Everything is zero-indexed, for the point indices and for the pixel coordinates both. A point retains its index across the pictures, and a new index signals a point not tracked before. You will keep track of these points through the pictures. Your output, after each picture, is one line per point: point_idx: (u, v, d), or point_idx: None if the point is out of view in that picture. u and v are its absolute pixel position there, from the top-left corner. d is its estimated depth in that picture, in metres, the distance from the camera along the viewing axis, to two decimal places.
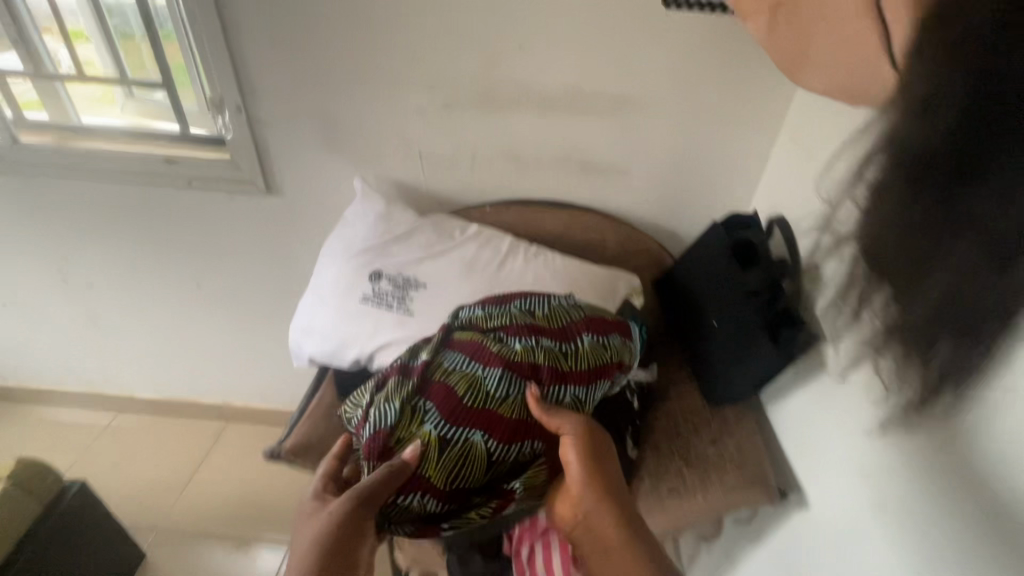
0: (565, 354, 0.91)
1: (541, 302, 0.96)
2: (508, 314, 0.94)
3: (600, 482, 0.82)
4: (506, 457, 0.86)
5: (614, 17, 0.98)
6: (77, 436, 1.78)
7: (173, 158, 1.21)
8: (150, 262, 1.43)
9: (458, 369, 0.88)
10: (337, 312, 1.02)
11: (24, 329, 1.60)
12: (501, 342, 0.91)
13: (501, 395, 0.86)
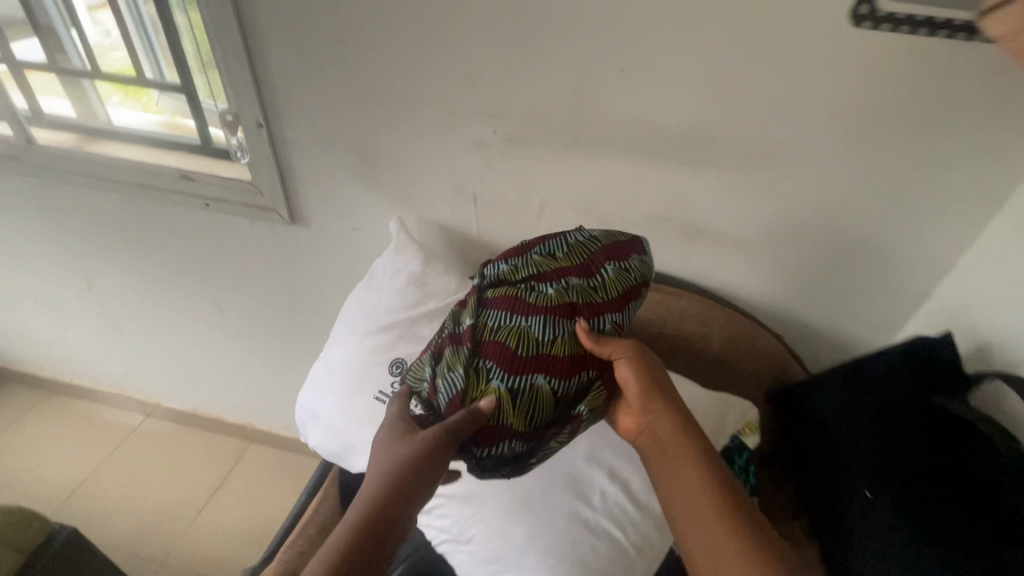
0: (600, 287, 0.66)
1: (555, 241, 0.70)
2: (528, 262, 0.68)
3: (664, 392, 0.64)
4: (574, 395, 0.62)
5: (767, 38, 0.67)
6: (100, 434, 1.70)
7: (189, 174, 1.03)
8: (171, 278, 1.28)
9: (497, 328, 0.62)
10: (346, 407, 0.82)
11: (53, 326, 1.53)
12: (532, 289, 0.65)
13: (553, 337, 0.61)
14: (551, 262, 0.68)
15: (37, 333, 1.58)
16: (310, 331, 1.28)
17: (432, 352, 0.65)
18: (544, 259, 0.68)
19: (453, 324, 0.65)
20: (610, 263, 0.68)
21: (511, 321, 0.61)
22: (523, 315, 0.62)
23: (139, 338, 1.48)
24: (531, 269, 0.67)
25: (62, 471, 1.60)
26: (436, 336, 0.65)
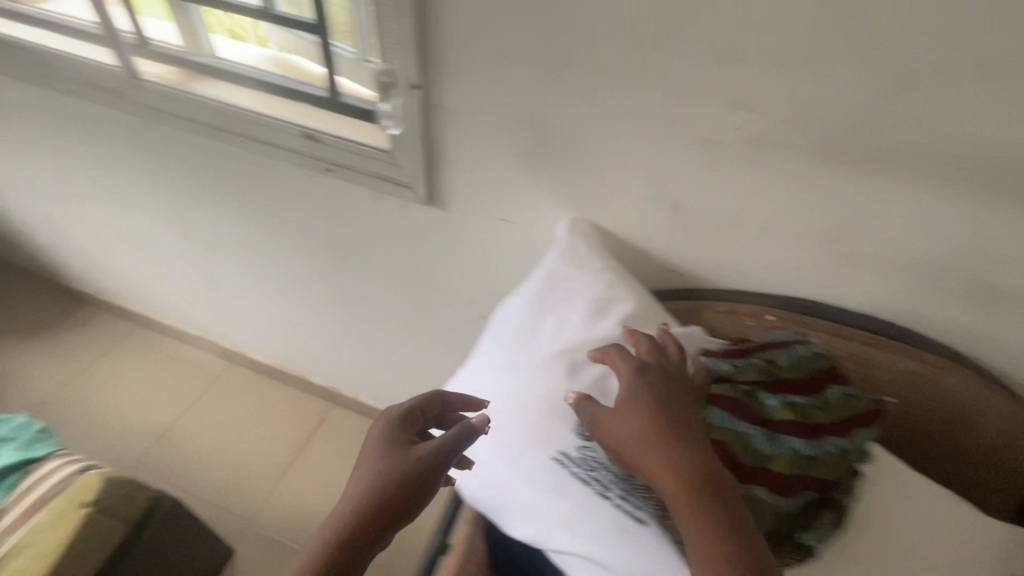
0: (838, 407, 0.55)
1: (777, 348, 0.59)
2: (747, 361, 0.57)
3: (641, 393, 0.53)
4: (800, 518, 0.52)
5: None
6: (186, 379, 1.67)
7: (313, 134, 0.86)
8: (272, 240, 1.14)
9: (720, 432, 0.53)
10: (514, 466, 0.65)
11: (148, 267, 1.47)
12: (753, 395, 0.55)
13: (780, 454, 0.52)
14: (774, 367, 0.57)
15: (133, 271, 1.52)
16: (417, 324, 1.11)
17: None
18: (764, 362, 0.58)
19: None
20: (830, 389, 0.56)
21: (734, 424, 0.53)
22: (749, 422, 0.53)
23: (231, 293, 1.38)
24: (753, 372, 0.57)
25: (152, 411, 1.59)
26: None
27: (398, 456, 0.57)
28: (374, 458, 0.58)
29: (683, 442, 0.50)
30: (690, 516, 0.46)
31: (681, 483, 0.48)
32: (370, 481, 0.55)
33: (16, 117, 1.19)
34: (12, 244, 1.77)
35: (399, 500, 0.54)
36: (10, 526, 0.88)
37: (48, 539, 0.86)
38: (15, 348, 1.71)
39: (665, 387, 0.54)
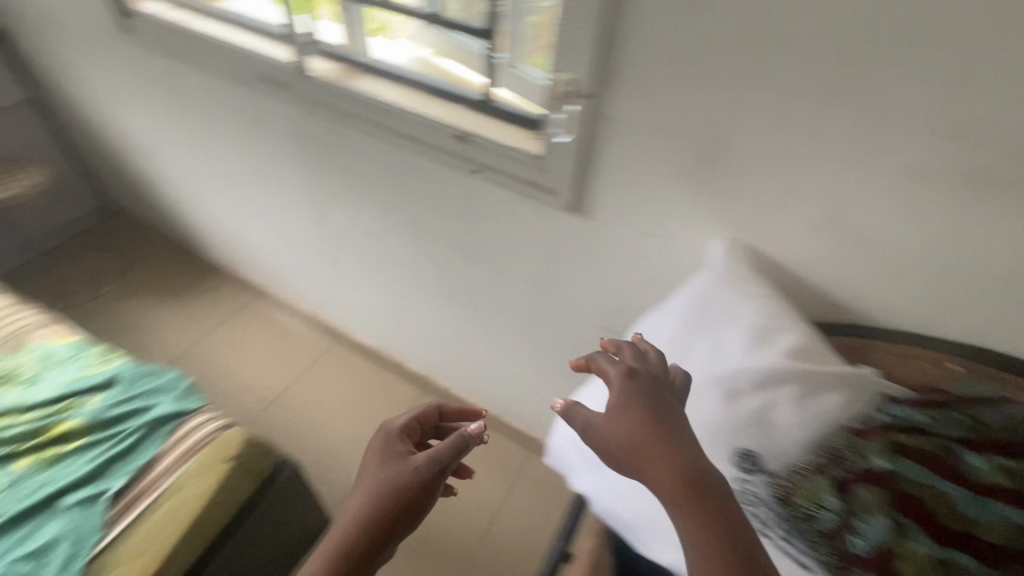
0: None
1: (980, 405, 0.55)
2: (943, 414, 0.55)
3: (637, 399, 0.54)
4: None
5: None
6: (296, 352, 1.79)
7: (467, 136, 0.90)
8: (401, 232, 1.20)
9: (914, 485, 0.51)
10: None
11: (278, 246, 1.60)
12: (951, 450, 0.53)
13: (992, 522, 0.48)
14: (978, 425, 0.53)
15: (264, 247, 1.66)
16: (533, 324, 1.14)
17: (831, 479, 0.55)
18: (966, 419, 0.54)
19: (851, 456, 0.55)
20: None
21: (932, 480, 0.51)
22: (950, 480, 0.51)
23: (351, 277, 1.47)
24: (950, 426, 0.54)
25: (265, 378, 1.73)
26: (832, 465, 0.56)
27: (397, 463, 0.68)
28: (378, 469, 0.68)
29: (683, 446, 0.51)
30: (694, 522, 0.47)
31: (686, 490, 0.49)
32: (376, 488, 0.65)
33: (189, 103, 1.32)
34: (162, 213, 1.98)
35: (404, 502, 0.65)
36: (165, 469, 0.98)
37: (198, 486, 0.96)
38: (157, 306, 1.92)
39: (658, 393, 0.55)
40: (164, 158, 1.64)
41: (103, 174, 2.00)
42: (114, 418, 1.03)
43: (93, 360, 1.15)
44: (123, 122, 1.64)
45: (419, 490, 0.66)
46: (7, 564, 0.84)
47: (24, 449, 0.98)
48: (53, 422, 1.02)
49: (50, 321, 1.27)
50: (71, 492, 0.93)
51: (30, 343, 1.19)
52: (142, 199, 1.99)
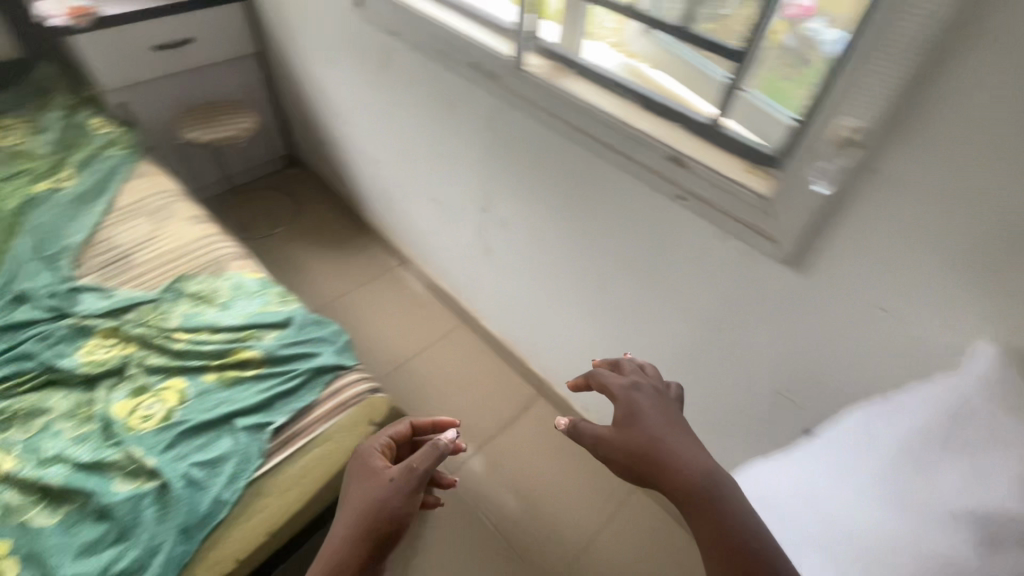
0: None
1: None
2: None
3: (642, 403, 0.72)
4: None
5: None
6: (427, 323, 1.89)
7: (682, 159, 0.84)
8: (569, 237, 1.19)
9: None
10: None
11: (437, 224, 1.68)
12: None
13: None
14: None
15: (422, 221, 1.75)
16: (690, 361, 1.08)
17: None
18: None
19: None
20: None
21: None
22: None
23: (502, 267, 1.51)
24: None
25: (397, 341, 1.83)
26: None
27: (377, 477, 0.79)
28: (357, 487, 0.79)
29: (687, 447, 0.66)
30: (688, 496, 0.62)
31: (688, 494, 0.62)
32: (359, 504, 0.76)
33: (394, 77, 1.40)
34: (337, 170, 2.17)
35: (384, 513, 0.75)
36: (319, 417, 1.05)
37: (343, 443, 1.03)
38: (317, 252, 2.11)
39: (659, 399, 0.73)
40: (354, 122, 1.78)
41: (296, 126, 2.23)
42: (284, 357, 1.13)
43: (274, 298, 1.27)
44: (327, 84, 1.79)
45: (395, 497, 0.76)
46: (187, 466, 0.96)
47: (213, 366, 1.11)
48: (237, 348, 1.14)
49: (241, 255, 1.40)
50: (243, 416, 1.03)
51: (228, 271, 1.34)
52: (323, 154, 2.18)
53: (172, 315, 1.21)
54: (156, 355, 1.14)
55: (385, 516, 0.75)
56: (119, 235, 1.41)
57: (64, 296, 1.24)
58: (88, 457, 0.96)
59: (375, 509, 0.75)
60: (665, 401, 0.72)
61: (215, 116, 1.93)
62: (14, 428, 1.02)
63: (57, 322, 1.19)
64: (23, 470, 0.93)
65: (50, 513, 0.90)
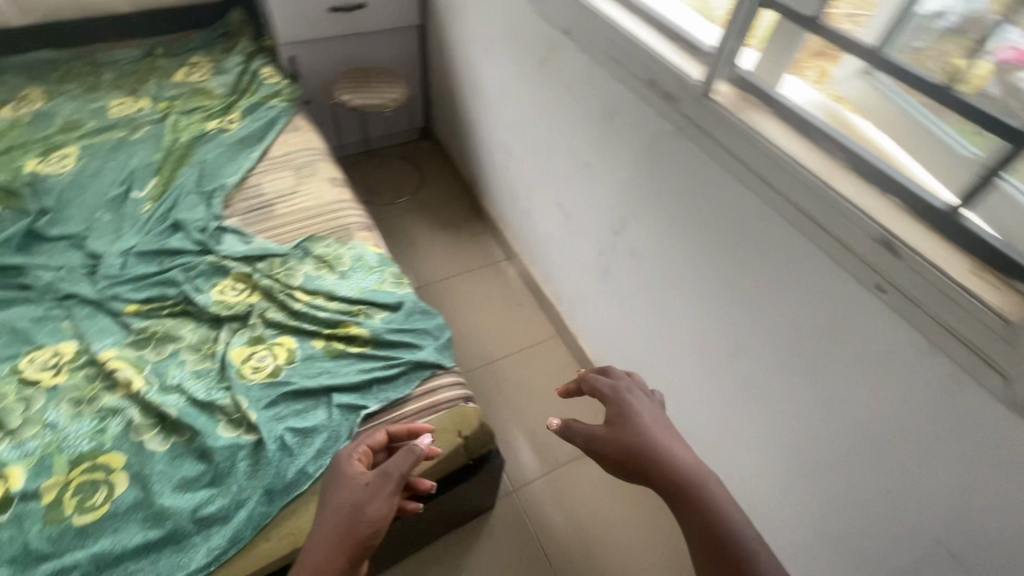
0: None
1: None
2: None
3: (627, 403, 0.83)
4: None
5: None
6: (522, 326, 1.84)
7: (894, 245, 0.69)
8: (709, 287, 1.07)
9: None
10: None
11: (557, 232, 1.61)
12: None
13: None
14: None
15: (542, 223, 1.70)
16: (824, 463, 0.93)
17: None
18: None
19: None
20: None
21: None
22: None
23: (617, 295, 1.41)
24: None
25: (490, 337, 1.81)
26: None
27: (355, 485, 0.77)
28: (331, 494, 0.77)
29: (678, 447, 0.77)
30: (679, 489, 0.73)
31: (675, 490, 0.73)
32: (333, 513, 0.74)
33: (552, 76, 1.33)
34: (467, 152, 2.17)
35: (361, 521, 0.73)
36: (409, 414, 1.03)
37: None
38: (432, 229, 2.14)
39: (643, 399, 0.85)
40: (497, 111, 1.74)
41: (437, 101, 2.25)
42: (388, 343, 1.13)
43: (389, 278, 1.27)
44: (479, 67, 1.76)
45: (372, 503, 0.75)
46: (283, 429, 0.98)
47: (322, 334, 1.14)
48: (348, 321, 1.15)
49: (367, 226, 1.42)
50: (341, 392, 1.04)
51: (354, 240, 1.37)
52: (457, 134, 2.19)
53: (296, 274, 1.25)
54: (276, 310, 1.18)
55: (361, 523, 0.73)
56: (266, 184, 1.49)
57: (211, 233, 1.33)
58: (202, 395, 1.02)
59: (353, 515, 0.74)
60: (649, 402, 0.85)
61: (369, 82, 1.99)
62: (149, 348, 1.11)
63: (201, 257, 1.28)
64: (149, 392, 1.01)
65: (162, 440, 0.96)
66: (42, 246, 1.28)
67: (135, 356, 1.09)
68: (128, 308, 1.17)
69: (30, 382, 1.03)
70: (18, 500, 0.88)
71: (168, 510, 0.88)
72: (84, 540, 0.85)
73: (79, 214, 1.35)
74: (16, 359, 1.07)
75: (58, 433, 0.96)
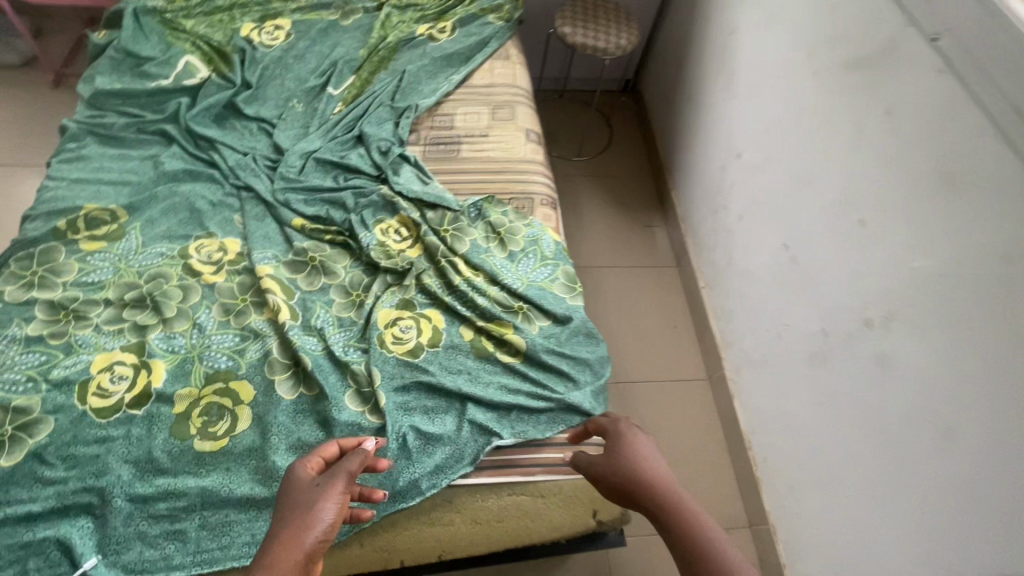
0: None
1: None
2: None
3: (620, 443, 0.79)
4: None
5: None
6: (670, 354, 1.59)
7: None
8: (1014, 475, 0.74)
9: None
10: None
11: (766, 275, 1.29)
12: None
13: None
14: None
15: (746, 255, 1.38)
16: None
17: None
18: None
19: None
20: None
21: None
22: None
23: (822, 389, 1.10)
24: None
25: (630, 354, 1.58)
26: None
27: (306, 487, 0.68)
28: (284, 497, 0.68)
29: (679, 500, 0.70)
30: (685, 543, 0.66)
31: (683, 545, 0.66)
32: (281, 515, 0.65)
33: (876, 90, 0.95)
34: (672, 128, 1.82)
35: (312, 523, 0.63)
36: (545, 464, 0.87)
37: (552, 513, 0.84)
38: (602, 203, 1.87)
39: (637, 439, 0.79)
40: (742, 99, 1.38)
41: (660, 56, 1.88)
42: (543, 364, 0.95)
43: (562, 279, 1.07)
44: (740, 37, 1.38)
45: (323, 501, 0.66)
46: (408, 427, 0.87)
47: (474, 324, 0.98)
48: (506, 320, 0.98)
49: (551, 201, 1.21)
50: (478, 407, 0.90)
51: (534, 215, 1.17)
52: (669, 102, 1.84)
53: (465, 238, 1.09)
54: (433, 276, 1.04)
55: (313, 523, 0.64)
56: (458, 116, 1.31)
57: (392, 159, 1.20)
58: (339, 351, 0.93)
59: (303, 517, 0.64)
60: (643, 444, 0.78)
61: (596, 17, 1.68)
62: (303, 274, 1.03)
63: (376, 184, 1.17)
64: (292, 328, 0.94)
65: (291, 388, 0.89)
66: (236, 122, 1.24)
67: (288, 278, 1.02)
68: (295, 220, 1.09)
69: (193, 271, 1.00)
70: (155, 399, 0.86)
71: (278, 472, 0.82)
72: (198, 468, 0.82)
73: (276, 98, 1.29)
74: (187, 241, 1.04)
75: (203, 339, 0.93)
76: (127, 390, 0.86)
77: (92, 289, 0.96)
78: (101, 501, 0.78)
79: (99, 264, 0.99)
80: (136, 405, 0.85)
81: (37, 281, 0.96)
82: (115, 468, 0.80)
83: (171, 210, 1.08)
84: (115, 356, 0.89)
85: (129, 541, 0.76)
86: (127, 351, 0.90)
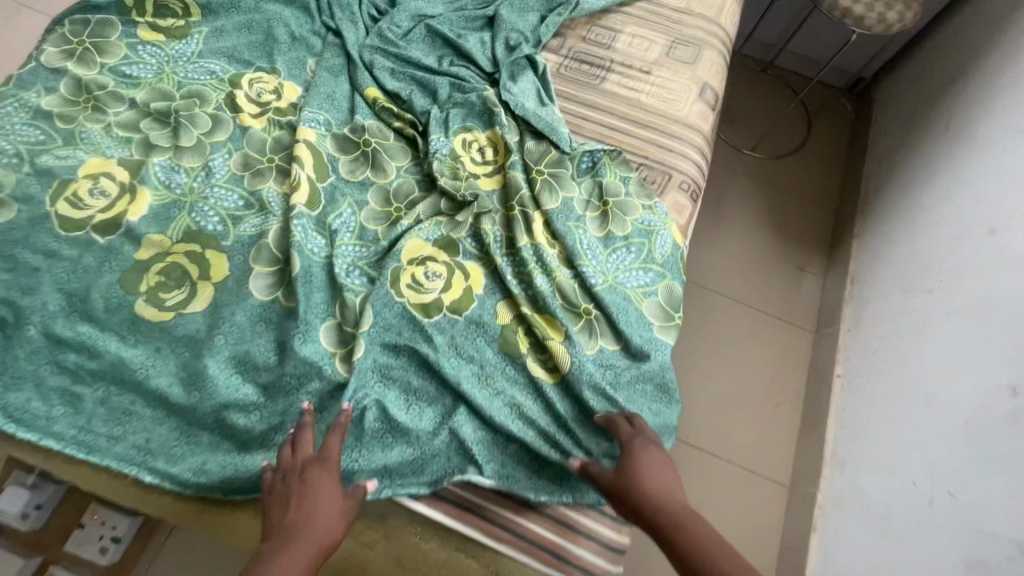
0: None
1: None
2: None
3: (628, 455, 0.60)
4: None
5: None
6: (752, 435, 1.22)
7: None
8: None
9: None
10: None
11: (952, 410, 0.87)
12: None
13: None
14: None
15: (929, 368, 0.95)
16: None
17: None
18: None
19: None
20: None
21: None
22: None
23: None
24: None
25: (703, 412, 1.23)
26: None
27: (330, 486, 0.56)
28: (300, 490, 0.55)
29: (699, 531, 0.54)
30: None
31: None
32: (300, 516, 0.53)
33: None
34: (896, 158, 1.32)
35: (333, 540, 0.54)
36: (518, 536, 0.62)
37: None
38: (753, 217, 1.45)
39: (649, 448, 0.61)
40: None
41: (928, 58, 1.35)
42: (580, 403, 0.66)
43: (660, 298, 0.75)
44: None
45: (343, 516, 0.55)
46: (374, 400, 0.65)
47: (517, 307, 0.71)
48: (560, 320, 0.70)
49: (692, 189, 0.87)
50: (470, 418, 0.65)
51: (660, 198, 0.84)
52: (908, 123, 1.33)
53: (558, 192, 0.80)
54: (496, 223, 0.77)
55: (331, 536, 0.54)
56: (623, 35, 0.97)
57: (516, 59, 0.91)
58: (340, 269, 0.71)
59: (324, 528, 0.53)
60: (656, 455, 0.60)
61: None
62: (349, 157, 0.81)
63: (482, 83, 0.89)
64: (300, 216, 0.72)
65: (268, 288, 0.69)
66: None
67: (329, 155, 0.80)
68: (370, 90, 0.86)
69: (233, 104, 0.82)
70: (122, 233, 0.70)
71: (206, 381, 0.64)
72: (129, 333, 0.66)
73: None
74: (246, 69, 0.86)
75: (205, 187, 0.75)
76: (101, 209, 0.71)
77: (127, 83, 0.82)
78: (14, 321, 0.65)
79: (146, 59, 0.84)
80: (101, 231, 0.70)
81: (79, 52, 0.82)
82: (44, 291, 0.66)
83: (245, 27, 0.89)
84: (108, 167, 0.74)
85: (22, 381, 0.63)
86: (123, 167, 0.74)
